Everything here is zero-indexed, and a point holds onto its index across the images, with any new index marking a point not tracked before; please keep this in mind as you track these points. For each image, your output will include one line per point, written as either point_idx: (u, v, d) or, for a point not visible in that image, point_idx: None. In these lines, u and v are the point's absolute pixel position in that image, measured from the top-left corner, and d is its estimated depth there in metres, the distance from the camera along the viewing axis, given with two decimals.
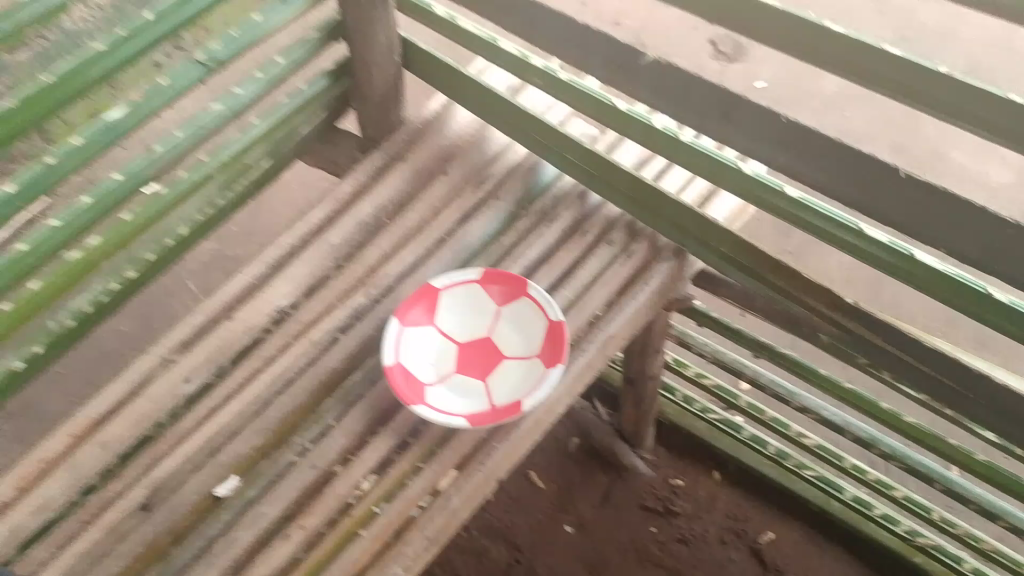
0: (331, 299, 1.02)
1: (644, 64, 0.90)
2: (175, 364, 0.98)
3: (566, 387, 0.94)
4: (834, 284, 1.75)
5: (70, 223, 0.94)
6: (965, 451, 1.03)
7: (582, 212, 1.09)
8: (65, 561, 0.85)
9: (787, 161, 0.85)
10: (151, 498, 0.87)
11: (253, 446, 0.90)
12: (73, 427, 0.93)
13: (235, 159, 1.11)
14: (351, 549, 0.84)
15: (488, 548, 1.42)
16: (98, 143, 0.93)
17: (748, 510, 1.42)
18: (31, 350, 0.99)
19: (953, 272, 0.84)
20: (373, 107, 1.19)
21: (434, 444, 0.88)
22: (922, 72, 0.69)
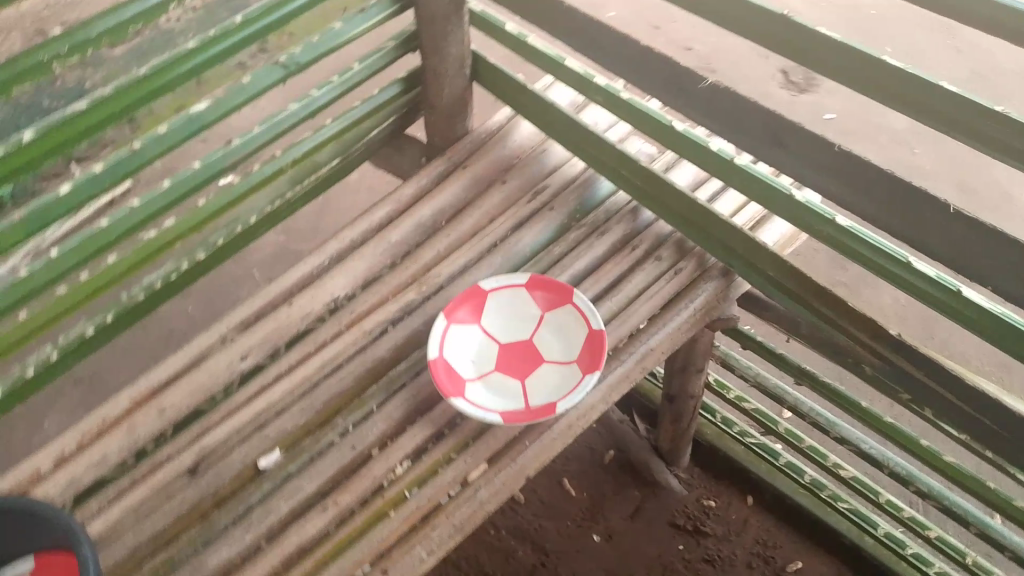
0: (386, 293, 1.07)
1: (702, 88, 0.92)
2: (234, 342, 1.05)
3: (602, 393, 0.96)
4: (887, 320, 1.75)
5: (149, 205, 1.02)
6: (1005, 496, 0.99)
7: (633, 228, 1.10)
8: (116, 514, 0.91)
9: (839, 189, 0.85)
10: (199, 463, 0.94)
11: (298, 424, 0.96)
12: (136, 393, 1.01)
13: (306, 157, 1.18)
14: (380, 529, 0.88)
15: (515, 548, 1.45)
16: (181, 134, 1.00)
17: (778, 537, 1.42)
18: (102, 319, 1.06)
19: (998, 309, 0.82)
20: (440, 118, 1.27)
21: (468, 437, 0.92)
22: (976, 108, 0.70)
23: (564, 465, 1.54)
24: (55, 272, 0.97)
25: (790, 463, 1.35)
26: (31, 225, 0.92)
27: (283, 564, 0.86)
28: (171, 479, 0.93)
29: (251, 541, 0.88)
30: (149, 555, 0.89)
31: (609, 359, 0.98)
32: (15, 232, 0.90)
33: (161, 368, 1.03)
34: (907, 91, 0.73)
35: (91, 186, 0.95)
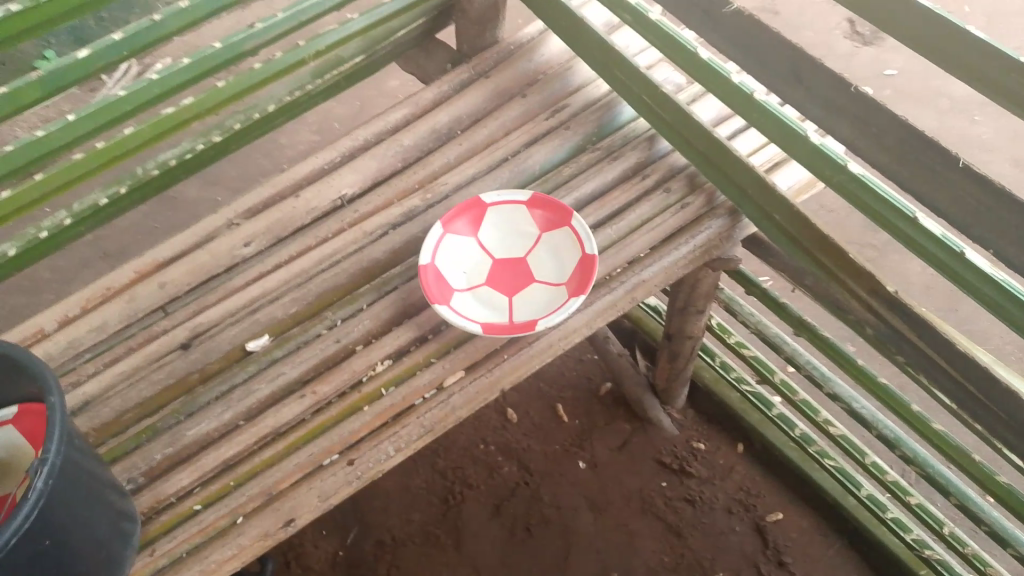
0: (392, 196, 1.07)
1: (726, 13, 0.89)
2: (238, 227, 1.07)
3: (587, 317, 0.96)
4: (911, 290, 1.73)
5: (167, 79, 1.02)
6: (988, 470, 0.98)
7: (647, 157, 1.08)
8: (108, 378, 0.94)
9: (852, 133, 0.82)
10: (191, 340, 0.96)
11: (290, 313, 0.97)
12: (140, 265, 1.04)
13: (330, 49, 1.17)
14: (352, 421, 0.89)
15: (501, 465, 1.53)
16: (203, 10, 0.99)
17: (760, 487, 1.46)
18: (116, 190, 1.08)
19: (1000, 276, 0.79)
20: (470, 23, 1.23)
21: (451, 343, 0.93)
22: (999, 57, 0.66)
23: (560, 393, 1.62)
24: (73, 134, 0.97)
25: (782, 415, 1.37)
26: (46, 86, 0.92)
27: (258, 444, 0.89)
28: (165, 351, 0.96)
29: (229, 420, 0.90)
30: (133, 420, 0.92)
31: (599, 285, 0.98)
32: (31, 90, 0.91)
33: (166, 245, 1.06)
34: (932, 33, 0.70)
35: (108, 53, 0.95)
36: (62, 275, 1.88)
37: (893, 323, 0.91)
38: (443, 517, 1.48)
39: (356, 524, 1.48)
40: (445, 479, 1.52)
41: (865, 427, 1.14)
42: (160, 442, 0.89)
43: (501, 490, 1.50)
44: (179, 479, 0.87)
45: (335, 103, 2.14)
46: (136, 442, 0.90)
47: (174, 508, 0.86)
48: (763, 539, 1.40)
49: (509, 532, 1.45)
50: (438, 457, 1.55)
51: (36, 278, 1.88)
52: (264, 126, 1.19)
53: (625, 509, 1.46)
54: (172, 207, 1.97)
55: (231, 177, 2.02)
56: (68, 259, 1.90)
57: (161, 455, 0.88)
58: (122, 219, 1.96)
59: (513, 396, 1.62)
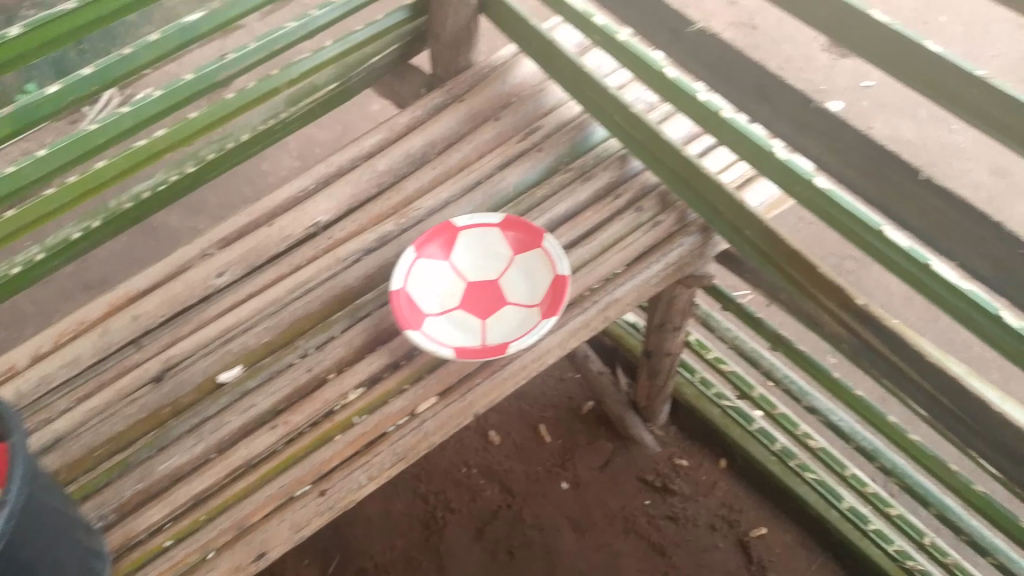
0: (366, 221, 1.07)
1: (690, 33, 0.88)
2: (212, 257, 1.07)
3: (560, 339, 0.96)
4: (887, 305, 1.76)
5: (140, 111, 1.01)
6: (966, 480, 0.97)
7: (619, 176, 1.08)
8: (81, 414, 0.93)
9: (819, 148, 0.81)
10: (165, 372, 0.95)
11: (263, 342, 0.97)
12: (113, 298, 1.03)
13: (304, 77, 1.17)
14: (324, 450, 0.89)
15: (483, 487, 1.53)
16: (174, 42, 0.99)
17: (743, 503, 1.48)
18: (90, 224, 1.08)
19: (966, 287, 0.78)
20: (444, 47, 1.23)
21: (424, 369, 0.93)
22: (959, 73, 0.66)
23: (542, 412, 1.62)
24: (46, 168, 0.96)
25: (763, 430, 1.41)
26: (18, 121, 0.92)
27: (229, 476, 0.88)
28: (138, 385, 0.95)
29: (202, 452, 0.90)
30: (105, 455, 0.91)
31: (572, 305, 0.98)
32: (3, 125, 0.91)
33: (139, 277, 1.05)
34: (892, 48, 0.70)
35: (80, 87, 0.95)
36: (44, 306, 1.87)
37: (863, 337, 0.90)
38: (425, 542, 1.47)
39: (337, 552, 1.48)
40: (426, 503, 1.52)
41: (844, 440, 1.16)
42: (131, 477, 0.89)
43: (483, 513, 1.50)
44: (150, 515, 0.86)
45: (316, 128, 2.14)
46: (108, 478, 0.89)
47: (145, 544, 0.86)
48: (746, 555, 1.42)
49: (491, 556, 1.45)
50: (420, 481, 1.55)
51: (17, 310, 1.87)
52: (240, 155, 1.19)
53: (608, 529, 1.47)
54: (154, 235, 1.97)
55: (214, 205, 2.02)
56: (49, 290, 1.89)
57: (133, 490, 0.88)
58: (104, 249, 1.95)
59: (495, 416, 1.62)
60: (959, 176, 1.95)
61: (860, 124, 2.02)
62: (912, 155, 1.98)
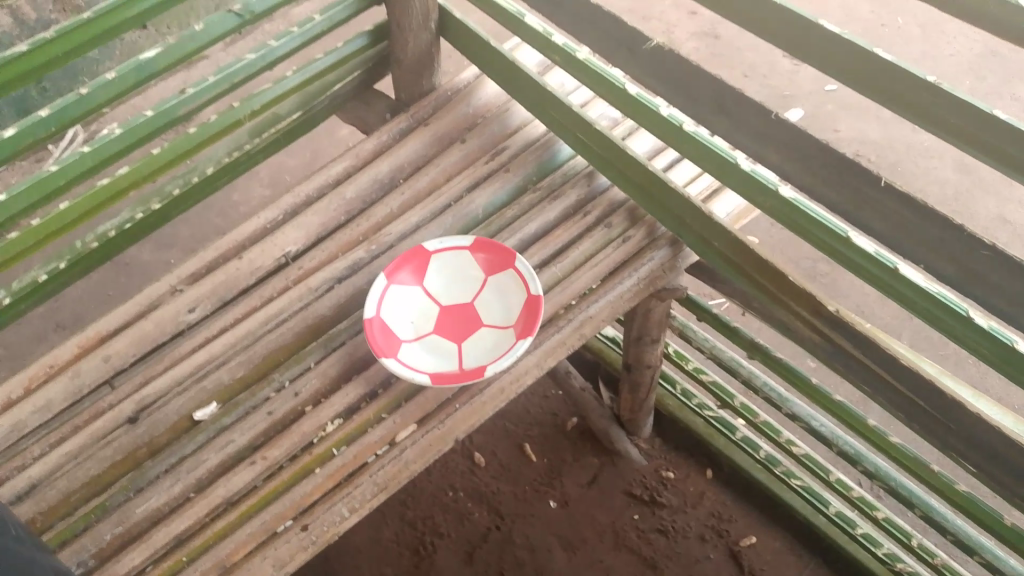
0: (336, 249, 1.07)
1: (647, 49, 0.89)
2: (183, 293, 1.06)
3: (537, 358, 0.96)
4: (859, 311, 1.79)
5: (100, 150, 1.01)
6: (947, 480, 0.97)
7: (587, 193, 1.08)
8: (54, 459, 0.92)
9: (779, 158, 0.82)
10: (138, 413, 0.94)
11: (237, 377, 0.96)
12: (83, 340, 1.02)
13: (266, 107, 1.18)
14: (304, 483, 0.88)
15: (471, 510, 1.52)
16: (131, 80, 0.98)
17: (732, 512, 1.48)
18: (56, 266, 1.07)
19: (935, 289, 0.78)
20: (407, 71, 1.23)
21: (401, 396, 0.92)
22: (909, 77, 0.67)
23: (527, 431, 1.62)
24: (5, 213, 0.95)
25: (746, 438, 1.40)
26: None
27: (209, 515, 0.87)
28: (112, 427, 0.94)
29: (180, 492, 0.88)
30: (81, 500, 0.90)
31: (546, 324, 0.98)
32: None
33: (109, 317, 1.04)
34: (843, 57, 0.71)
35: (37, 129, 0.94)
36: (18, 348, 1.85)
37: (836, 341, 0.91)
38: (415, 569, 1.46)
39: None
40: (415, 529, 1.51)
41: (826, 444, 1.16)
42: (109, 521, 0.87)
43: (473, 536, 1.49)
44: (130, 558, 0.85)
45: (287, 156, 2.14)
46: (85, 523, 0.88)
47: None
48: (738, 564, 1.42)
49: None
50: (407, 507, 1.53)
51: None
52: (206, 189, 1.18)
53: (599, 546, 1.46)
54: (126, 271, 1.95)
55: (186, 237, 2.01)
56: (23, 333, 1.87)
57: (111, 535, 0.86)
58: (76, 287, 1.93)
59: (480, 438, 1.61)
60: (925, 174, 1.98)
61: (826, 127, 2.04)
62: (878, 155, 2.00)
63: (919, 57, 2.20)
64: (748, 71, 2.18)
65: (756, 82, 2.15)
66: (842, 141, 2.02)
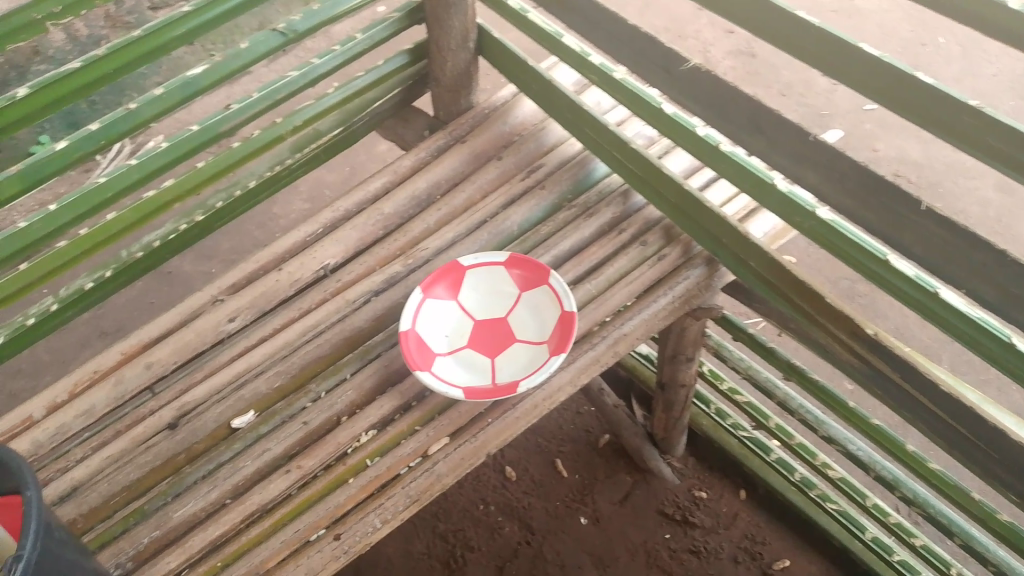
0: (373, 264, 1.08)
1: (684, 70, 0.90)
2: (223, 304, 1.08)
3: (570, 375, 0.96)
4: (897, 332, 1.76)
5: (146, 164, 1.04)
6: (988, 508, 0.95)
7: (622, 211, 1.09)
8: (95, 463, 0.94)
9: (816, 179, 0.82)
10: (178, 419, 0.96)
11: (275, 387, 0.97)
12: (126, 347, 1.05)
13: (307, 124, 1.20)
14: (338, 494, 0.89)
15: (502, 525, 1.52)
16: (177, 96, 1.01)
17: (766, 534, 1.46)
18: (102, 274, 1.10)
19: (976, 314, 0.77)
20: (444, 92, 1.25)
21: (435, 410, 0.93)
22: (948, 100, 0.66)
23: (559, 447, 1.61)
24: (53, 224, 0.99)
25: (781, 460, 1.39)
26: (25, 180, 0.94)
27: (245, 522, 0.88)
28: (153, 433, 0.95)
29: (216, 498, 0.90)
30: (121, 504, 0.91)
31: (580, 340, 0.98)
32: (11, 184, 0.93)
33: (152, 326, 1.07)
34: (881, 77, 0.70)
35: (87, 143, 0.97)
36: (62, 355, 1.89)
37: (874, 363, 0.90)
38: None
39: None
40: (446, 542, 1.51)
41: (863, 469, 1.15)
42: (147, 525, 0.89)
43: (503, 551, 1.49)
44: (166, 562, 0.86)
45: (325, 171, 2.18)
46: (125, 526, 0.90)
47: None
48: None
49: None
50: (439, 520, 1.54)
51: (35, 359, 1.89)
52: (248, 201, 1.21)
53: (630, 565, 1.45)
54: (167, 281, 2.00)
55: (226, 249, 2.05)
56: (66, 340, 1.92)
57: (149, 538, 0.88)
58: (118, 296, 1.98)
59: (512, 453, 1.61)
60: (966, 194, 1.94)
61: (864, 147, 2.03)
62: (918, 175, 1.97)
63: (960, 75, 2.18)
64: (786, 89, 2.17)
65: (794, 100, 2.13)
66: (881, 161, 2.00)
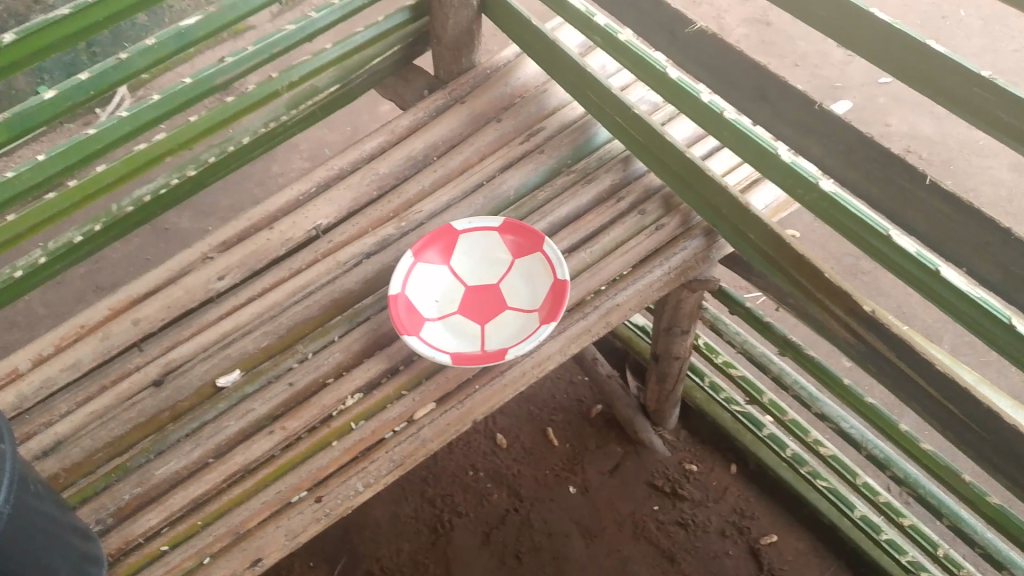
0: (366, 225, 1.06)
1: (689, 33, 0.87)
2: (213, 261, 1.06)
3: (560, 344, 0.94)
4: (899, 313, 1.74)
5: (138, 116, 1.01)
6: (979, 491, 0.94)
7: (622, 178, 1.06)
8: (80, 418, 0.94)
9: (819, 150, 0.79)
10: (164, 376, 0.95)
11: (261, 347, 0.96)
12: (114, 302, 1.04)
13: (304, 80, 1.18)
14: (322, 456, 0.88)
15: (491, 491, 1.52)
16: (169, 47, 0.99)
17: (755, 509, 1.46)
18: (91, 228, 1.08)
19: (977, 294, 0.75)
20: (446, 50, 1.22)
21: (423, 375, 0.92)
22: (962, 72, 0.64)
23: (551, 416, 1.61)
24: (42, 175, 0.96)
25: (773, 435, 1.38)
26: (14, 128, 0.92)
27: (227, 481, 0.88)
28: (138, 390, 0.95)
29: (199, 457, 0.89)
30: (104, 459, 0.91)
31: (572, 309, 0.96)
32: None
33: (140, 282, 1.05)
34: (893, 46, 0.68)
35: (75, 93, 0.95)
36: (57, 308, 1.89)
37: (870, 342, 0.88)
38: (432, 545, 1.47)
39: (345, 555, 1.47)
40: (434, 507, 1.51)
41: (856, 447, 1.14)
42: (129, 481, 0.88)
43: (491, 517, 1.49)
44: (147, 519, 0.86)
45: (327, 130, 2.15)
46: (107, 482, 0.89)
47: (142, 549, 0.86)
48: (758, 562, 1.40)
49: (500, 561, 1.43)
50: (428, 485, 1.54)
51: (31, 311, 1.89)
52: (241, 158, 1.19)
53: (617, 535, 1.45)
54: (165, 237, 1.99)
55: (224, 207, 2.03)
56: (62, 293, 1.91)
57: (131, 495, 0.87)
58: (115, 250, 1.97)
59: (504, 420, 1.61)
60: (979, 173, 1.90)
61: (876, 121, 1.99)
62: (930, 151, 1.93)
63: (980, 50, 2.12)
64: (799, 60, 2.12)
65: (806, 71, 2.09)
66: (892, 136, 1.96)
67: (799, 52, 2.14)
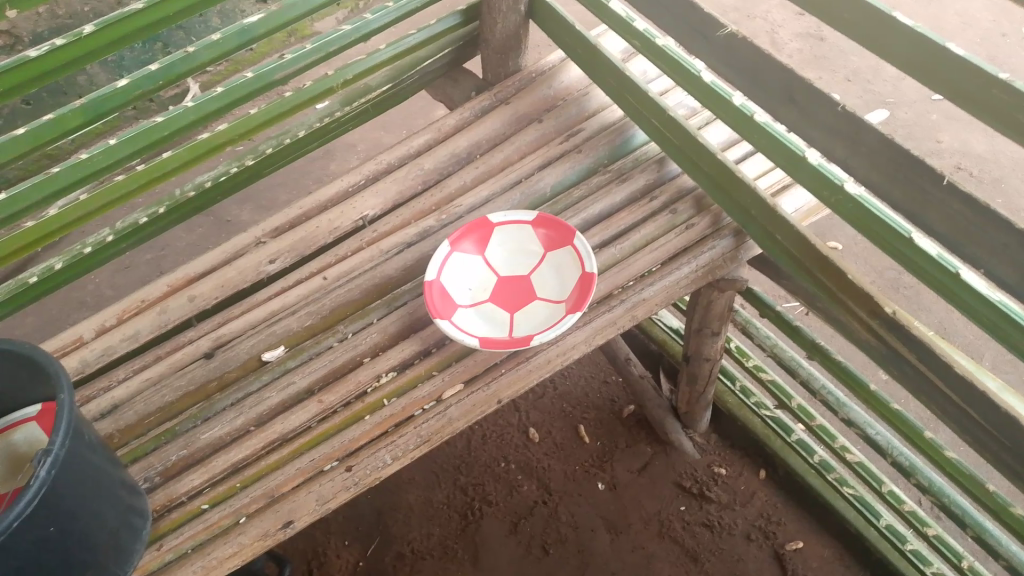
0: (408, 217, 1.12)
1: (721, 37, 0.90)
2: (265, 245, 1.13)
3: (585, 335, 0.97)
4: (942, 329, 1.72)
5: (201, 107, 1.08)
6: (1004, 502, 0.93)
7: (656, 179, 1.10)
8: (137, 384, 1.01)
9: (845, 151, 0.81)
10: (214, 349, 1.02)
11: (305, 326, 1.02)
12: (172, 280, 1.11)
13: (358, 78, 1.24)
14: (355, 428, 0.93)
15: (521, 483, 1.55)
16: (233, 42, 1.06)
17: (782, 515, 1.46)
18: (155, 211, 1.16)
19: (997, 297, 0.76)
20: (493, 53, 1.27)
21: (453, 357, 0.96)
22: (981, 74, 0.65)
23: (584, 414, 1.65)
24: (112, 157, 1.03)
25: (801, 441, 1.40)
26: (87, 113, 0.99)
27: (266, 448, 0.93)
28: (190, 360, 1.02)
29: (241, 425, 0.95)
30: (154, 423, 0.97)
31: (599, 302, 0.99)
32: (75, 116, 0.98)
33: (198, 262, 1.13)
34: (916, 50, 0.69)
35: (145, 82, 1.02)
36: (123, 289, 1.99)
37: (893, 346, 0.89)
38: (461, 531, 1.51)
39: (378, 535, 1.52)
40: (466, 495, 1.55)
41: (882, 454, 1.14)
42: (176, 444, 0.94)
43: (520, 507, 1.52)
44: (191, 479, 0.92)
45: (384, 132, 2.24)
46: (156, 443, 0.96)
47: (184, 506, 0.91)
48: (783, 567, 1.40)
49: (526, 550, 1.46)
50: (460, 473, 1.59)
51: (99, 293, 2.00)
52: (297, 150, 1.26)
53: (642, 532, 1.47)
54: (226, 228, 2.09)
55: (283, 201, 2.13)
56: (129, 276, 2.02)
57: (177, 456, 0.93)
58: (181, 239, 2.08)
59: (537, 415, 1.65)
60: None
61: (926, 137, 1.98)
62: (981, 168, 1.91)
63: None
64: (851, 74, 2.12)
65: (858, 86, 2.09)
66: (943, 152, 1.95)
67: (851, 68, 2.14)
